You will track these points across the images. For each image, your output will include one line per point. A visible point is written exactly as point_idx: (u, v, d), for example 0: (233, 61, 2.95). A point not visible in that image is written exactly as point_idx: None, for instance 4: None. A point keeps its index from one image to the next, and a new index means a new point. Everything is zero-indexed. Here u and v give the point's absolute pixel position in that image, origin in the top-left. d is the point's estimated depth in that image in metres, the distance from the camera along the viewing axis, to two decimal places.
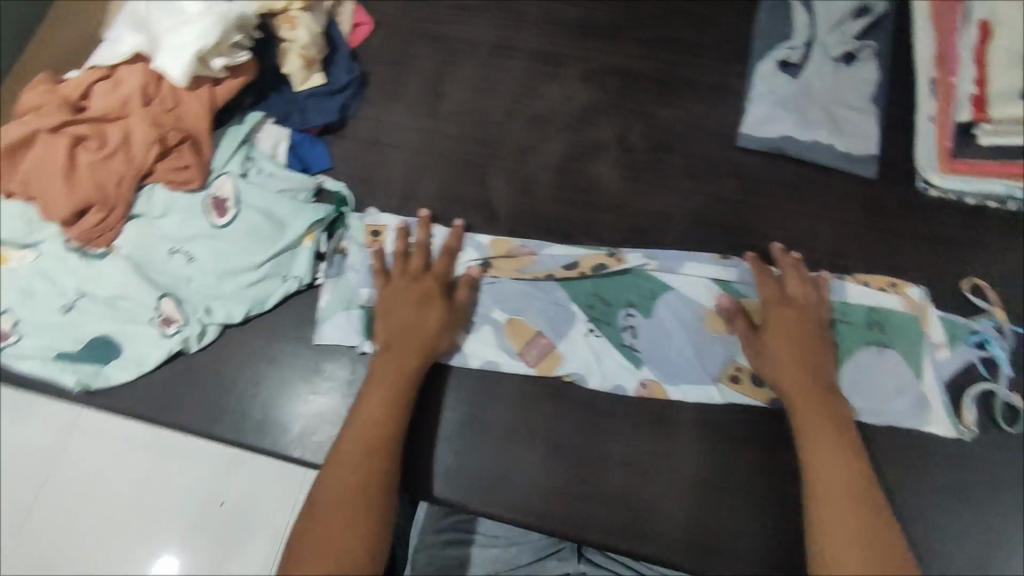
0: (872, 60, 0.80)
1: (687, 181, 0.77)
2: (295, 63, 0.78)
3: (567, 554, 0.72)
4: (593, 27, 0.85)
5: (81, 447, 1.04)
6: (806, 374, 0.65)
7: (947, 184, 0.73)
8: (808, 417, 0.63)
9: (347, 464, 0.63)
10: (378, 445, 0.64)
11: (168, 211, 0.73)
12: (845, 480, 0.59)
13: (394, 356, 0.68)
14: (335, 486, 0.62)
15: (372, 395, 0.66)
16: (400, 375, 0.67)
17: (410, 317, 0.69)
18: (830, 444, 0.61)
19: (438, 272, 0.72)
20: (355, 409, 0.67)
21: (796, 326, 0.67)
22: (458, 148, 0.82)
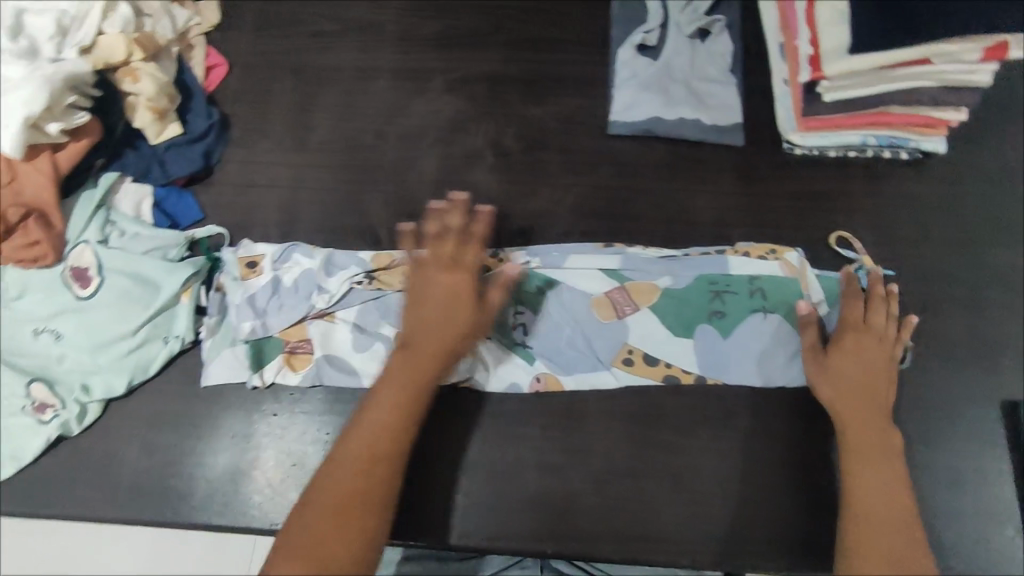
0: (724, 33, 0.85)
1: (566, 176, 0.78)
2: (146, 117, 0.75)
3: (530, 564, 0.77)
4: (455, 37, 0.86)
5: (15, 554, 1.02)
6: (866, 391, 0.64)
7: (807, 141, 0.77)
8: (866, 433, 0.63)
9: (352, 467, 0.59)
10: (387, 452, 0.60)
11: (26, 291, 0.70)
12: (888, 499, 0.60)
13: (403, 357, 0.63)
14: (331, 489, 0.57)
15: (385, 395, 0.62)
16: (419, 377, 0.63)
17: (442, 311, 0.64)
18: (880, 461, 0.61)
19: (472, 264, 0.66)
20: (364, 408, 0.62)
21: (873, 354, 0.66)
22: (333, 176, 0.79)
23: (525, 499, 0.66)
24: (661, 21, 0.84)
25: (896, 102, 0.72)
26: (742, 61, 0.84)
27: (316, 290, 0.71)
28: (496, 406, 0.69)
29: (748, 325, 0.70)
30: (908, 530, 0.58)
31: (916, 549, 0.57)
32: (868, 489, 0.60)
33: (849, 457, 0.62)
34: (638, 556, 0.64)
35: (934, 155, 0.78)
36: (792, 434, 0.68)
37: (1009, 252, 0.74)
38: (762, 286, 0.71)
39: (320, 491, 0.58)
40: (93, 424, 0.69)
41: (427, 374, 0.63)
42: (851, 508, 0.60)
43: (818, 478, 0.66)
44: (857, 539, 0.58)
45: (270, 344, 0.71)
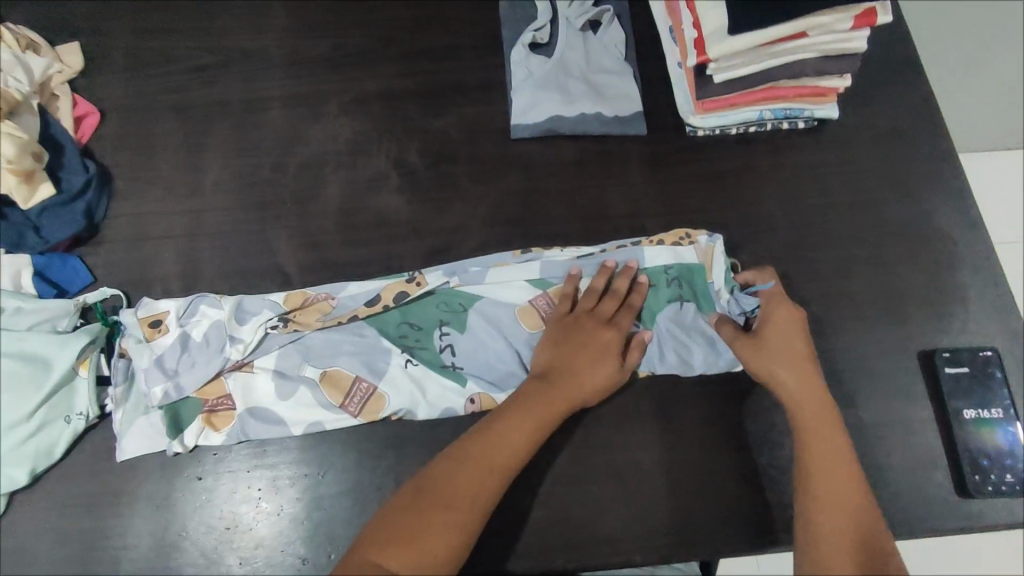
0: (615, 23, 0.84)
1: (475, 187, 0.77)
2: (10, 180, 0.68)
3: None
4: (344, 56, 0.82)
5: None
6: (803, 368, 0.65)
7: (707, 122, 0.78)
8: (809, 413, 0.63)
9: (477, 470, 0.59)
10: (511, 466, 0.60)
11: None
12: (839, 469, 0.60)
13: (570, 376, 0.64)
14: (449, 485, 0.58)
15: (518, 413, 0.62)
16: (548, 410, 0.62)
17: (594, 349, 0.66)
18: (833, 431, 0.62)
19: (619, 323, 0.68)
20: (498, 414, 0.62)
21: (797, 325, 0.68)
22: (231, 217, 0.75)
23: None
24: (550, 17, 0.83)
25: (783, 76, 0.73)
26: (635, 49, 0.85)
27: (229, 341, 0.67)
28: (431, 433, 0.67)
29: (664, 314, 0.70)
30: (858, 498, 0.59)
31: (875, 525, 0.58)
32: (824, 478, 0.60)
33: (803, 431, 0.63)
34: (592, 562, 0.63)
35: (828, 121, 0.80)
36: (727, 415, 0.68)
37: (909, 206, 0.77)
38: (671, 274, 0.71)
39: (435, 486, 0.58)
40: None
41: (557, 410, 0.63)
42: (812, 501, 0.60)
43: (755, 456, 0.67)
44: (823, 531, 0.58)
45: (187, 404, 0.66)
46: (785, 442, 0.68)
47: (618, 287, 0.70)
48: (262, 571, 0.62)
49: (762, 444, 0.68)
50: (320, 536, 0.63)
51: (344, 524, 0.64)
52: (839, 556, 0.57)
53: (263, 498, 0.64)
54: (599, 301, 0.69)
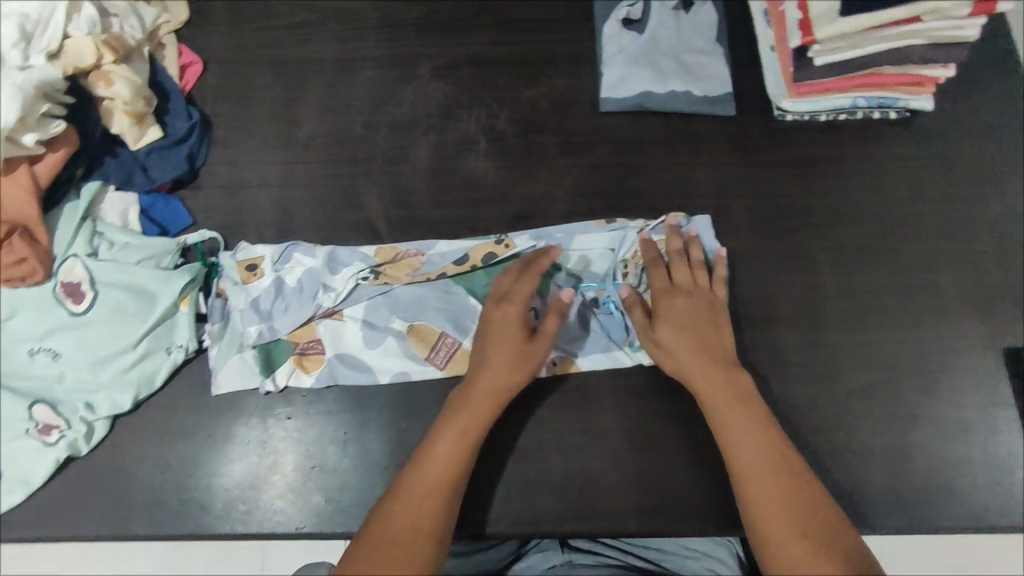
0: (707, 3, 0.84)
1: (562, 158, 0.78)
2: (124, 121, 0.72)
3: (551, 546, 0.73)
4: (438, 21, 0.84)
5: None
6: (705, 353, 0.64)
7: (798, 107, 0.78)
8: (718, 401, 0.62)
9: (417, 504, 0.58)
10: (450, 490, 0.59)
11: (17, 311, 0.67)
12: (765, 454, 0.59)
13: (489, 390, 0.63)
14: (393, 517, 0.57)
15: (442, 443, 0.61)
16: (471, 430, 0.61)
17: (509, 356, 0.64)
18: (746, 417, 0.61)
19: (546, 330, 0.65)
20: (423, 450, 0.61)
21: (700, 309, 0.67)
22: (323, 171, 0.77)
23: (548, 481, 0.66)
24: None
25: (886, 62, 0.73)
26: (727, 29, 0.84)
27: (322, 288, 0.70)
28: None
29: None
30: (789, 480, 0.58)
31: (817, 497, 0.57)
32: (746, 458, 0.60)
33: (716, 420, 0.62)
34: (665, 529, 0.65)
35: (922, 113, 0.79)
36: (804, 397, 0.69)
37: (1001, 204, 0.76)
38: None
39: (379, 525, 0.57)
40: (102, 442, 0.67)
41: (483, 425, 0.62)
42: (748, 497, 0.58)
43: (831, 440, 0.67)
44: (760, 511, 0.57)
45: (279, 346, 0.69)
46: (862, 427, 0.68)
47: (526, 283, 0.66)
48: (348, 510, 0.65)
49: (839, 427, 0.68)
50: None
51: None
52: (792, 549, 0.55)
53: (350, 440, 0.67)
54: (507, 305, 0.65)
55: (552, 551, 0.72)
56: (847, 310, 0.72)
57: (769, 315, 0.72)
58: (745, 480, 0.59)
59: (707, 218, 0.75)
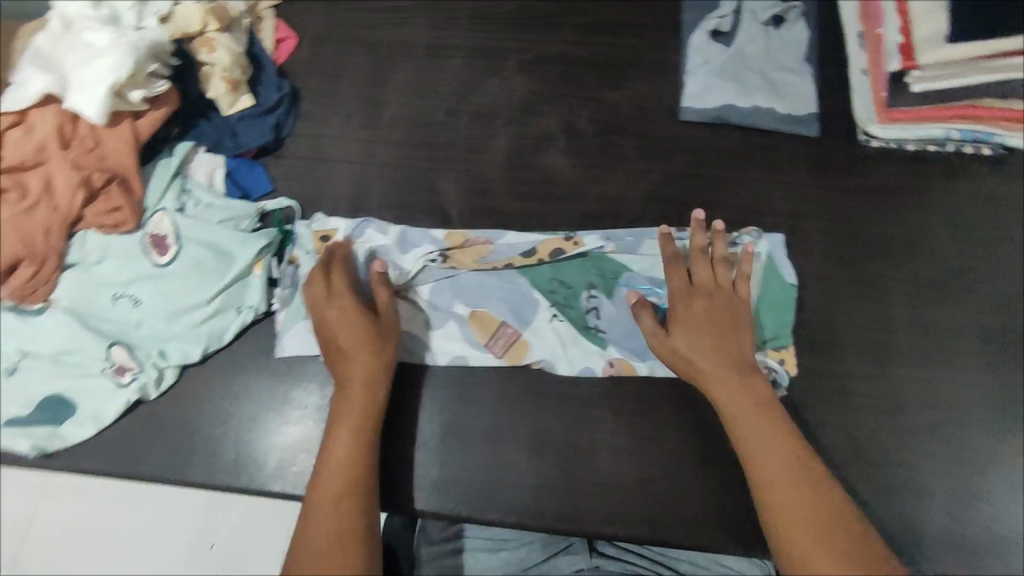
0: (801, 21, 0.83)
1: (638, 162, 0.78)
2: (220, 87, 0.75)
3: (578, 549, 0.71)
4: (528, 17, 0.85)
5: (41, 518, 1.01)
6: (721, 353, 0.62)
7: (886, 134, 0.76)
8: (733, 403, 0.60)
9: (328, 511, 0.56)
10: (358, 482, 0.58)
11: (106, 256, 0.70)
12: (783, 460, 0.56)
13: (364, 381, 0.63)
14: (308, 528, 0.55)
15: (337, 446, 0.60)
16: (360, 425, 0.61)
17: (365, 347, 0.64)
18: (758, 421, 0.59)
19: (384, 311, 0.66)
20: (322, 459, 0.60)
21: (717, 306, 0.65)
22: (402, 153, 0.79)
23: (595, 481, 0.66)
24: (736, 7, 0.83)
25: (988, 96, 0.71)
26: (819, 49, 0.83)
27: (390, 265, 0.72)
28: (568, 386, 0.69)
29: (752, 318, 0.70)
30: (809, 487, 0.55)
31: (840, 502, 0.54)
32: (768, 461, 0.56)
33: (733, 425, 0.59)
34: (712, 545, 0.64)
35: (1018, 151, 0.76)
36: (867, 429, 0.67)
37: None
38: (761, 276, 0.72)
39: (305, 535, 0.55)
40: (169, 389, 0.70)
41: (365, 416, 0.62)
42: (773, 508, 0.54)
43: (890, 476, 0.66)
44: (784, 513, 0.54)
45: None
46: (922, 467, 0.66)
47: (332, 280, 0.67)
48: (396, 485, 0.66)
49: (899, 464, 0.66)
50: (455, 466, 0.66)
51: (477, 457, 0.66)
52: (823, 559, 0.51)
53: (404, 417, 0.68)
54: (338, 298, 0.66)
55: (579, 553, 0.70)
56: (919, 345, 0.70)
57: (837, 341, 0.70)
58: (764, 488, 0.56)
59: (780, 237, 0.74)
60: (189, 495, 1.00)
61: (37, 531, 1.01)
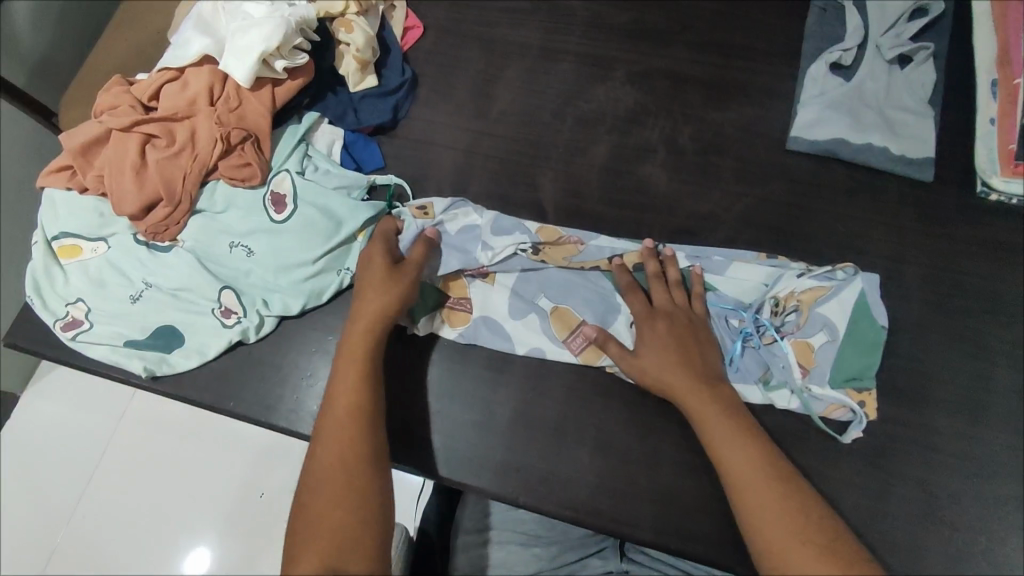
0: (929, 62, 0.81)
1: (736, 185, 0.78)
2: (351, 65, 0.81)
3: (609, 553, 0.74)
4: (643, 31, 0.86)
5: (132, 439, 1.18)
6: (685, 362, 0.65)
7: (1009, 186, 0.74)
8: (705, 409, 0.62)
9: (331, 444, 0.59)
10: (361, 412, 0.61)
11: (229, 207, 0.76)
12: (756, 463, 0.58)
13: (368, 313, 0.66)
14: (315, 461, 0.58)
15: (341, 380, 0.62)
16: (361, 358, 0.64)
17: (374, 284, 0.67)
18: (729, 425, 0.61)
19: (411, 261, 0.70)
20: (322, 412, 0.62)
21: (674, 323, 0.68)
22: (506, 148, 0.82)
23: (654, 491, 0.66)
24: (860, 41, 0.82)
25: None
26: (943, 93, 0.81)
27: (482, 245, 0.74)
28: (639, 394, 0.69)
29: (835, 353, 0.68)
30: (780, 487, 0.56)
31: (812, 501, 0.56)
32: (741, 462, 0.58)
33: (703, 431, 0.61)
34: None
35: None
36: (945, 488, 0.64)
37: None
38: (850, 313, 0.69)
39: (312, 482, 0.57)
40: (265, 337, 0.75)
41: (361, 370, 0.63)
42: (747, 511, 0.56)
43: (965, 544, 0.63)
44: (763, 514, 0.55)
45: (429, 291, 0.73)
46: (1002, 538, 0.63)
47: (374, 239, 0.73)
48: (461, 461, 0.68)
49: (977, 530, 0.63)
50: (519, 452, 0.68)
51: (542, 446, 0.68)
52: (805, 561, 0.52)
53: (477, 397, 0.71)
54: (363, 262, 0.71)
55: (609, 557, 0.74)
56: (1014, 411, 0.67)
57: (925, 394, 0.68)
58: (737, 490, 0.57)
59: (876, 277, 0.71)
60: (253, 445, 1.15)
61: (138, 442, 1.18)
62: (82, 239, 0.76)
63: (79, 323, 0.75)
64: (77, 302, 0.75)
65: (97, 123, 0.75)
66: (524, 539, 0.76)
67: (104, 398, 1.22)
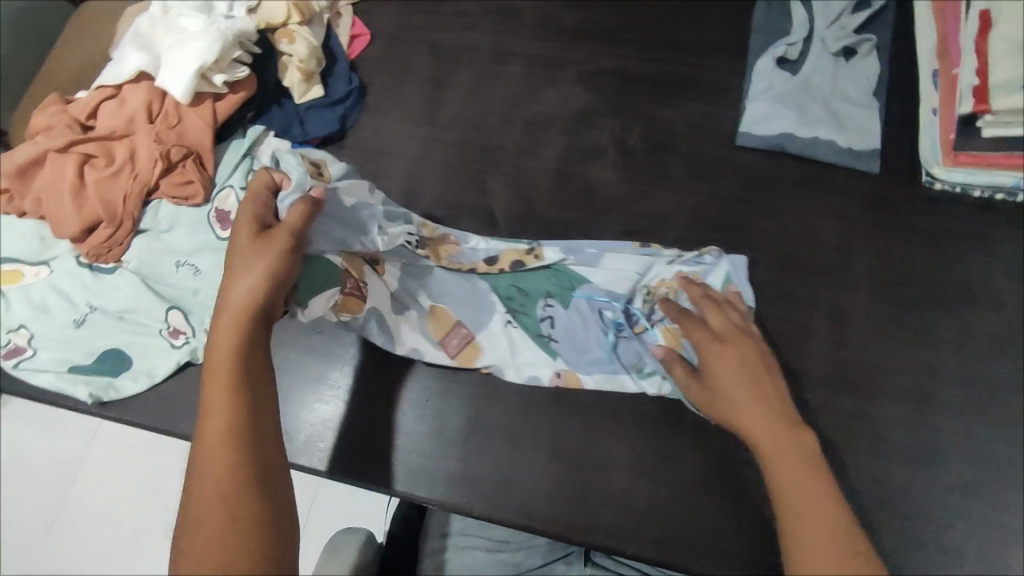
0: (873, 54, 0.81)
1: (686, 182, 0.78)
2: (295, 76, 0.80)
3: (574, 558, 0.68)
4: (592, 30, 0.86)
5: None
6: (752, 392, 0.58)
7: (951, 176, 0.74)
8: (771, 442, 0.55)
9: (208, 457, 0.50)
10: (240, 415, 0.52)
11: (174, 225, 0.75)
12: (822, 505, 0.50)
13: (240, 296, 0.56)
14: (194, 480, 0.49)
15: (214, 383, 0.53)
16: (234, 352, 0.55)
17: (241, 260, 0.58)
18: (794, 461, 0.53)
19: (284, 226, 0.59)
20: (196, 437, 0.51)
21: (736, 350, 0.61)
22: (456, 154, 0.81)
23: (610, 494, 0.66)
24: (805, 36, 0.82)
25: None
26: (888, 84, 0.81)
27: (378, 226, 0.71)
28: (591, 400, 0.69)
29: None
30: (841, 536, 0.48)
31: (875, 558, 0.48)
32: (803, 504, 0.50)
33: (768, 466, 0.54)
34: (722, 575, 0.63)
35: None
36: (896, 478, 0.65)
37: None
38: None
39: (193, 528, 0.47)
40: None
41: (234, 383, 0.53)
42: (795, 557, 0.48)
43: (918, 532, 0.63)
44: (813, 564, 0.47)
45: (327, 275, 0.68)
46: (954, 524, 0.63)
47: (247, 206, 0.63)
48: (414, 473, 0.67)
49: (930, 519, 0.64)
50: (475, 462, 0.68)
51: (498, 456, 0.68)
52: None
53: (429, 407, 0.70)
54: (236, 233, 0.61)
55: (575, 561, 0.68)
56: (963, 397, 0.68)
57: (876, 384, 0.68)
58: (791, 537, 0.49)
59: (744, 258, 0.72)
60: None
61: None
62: (22, 264, 0.75)
63: (21, 351, 0.73)
64: (19, 329, 0.74)
65: (31, 145, 0.73)
66: (488, 544, 0.69)
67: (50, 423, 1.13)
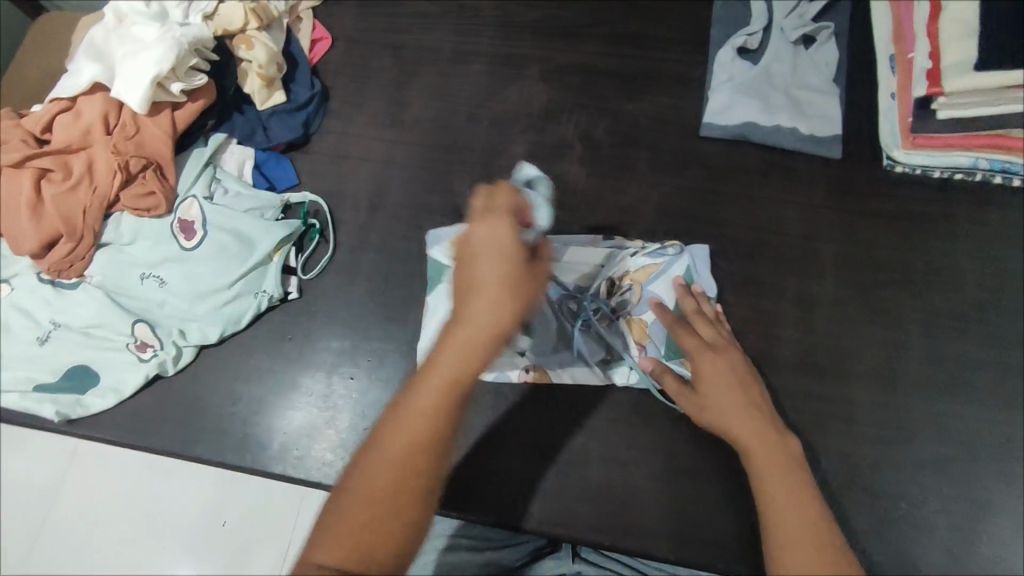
0: (832, 41, 0.82)
1: (652, 175, 0.78)
2: (256, 83, 0.79)
3: (562, 553, 0.67)
4: (554, 27, 0.86)
5: None
6: (748, 398, 0.57)
7: (910, 159, 0.75)
8: (757, 449, 0.54)
9: (399, 468, 0.45)
10: (438, 445, 0.46)
11: (136, 238, 0.74)
12: (806, 510, 0.50)
13: (485, 325, 0.47)
14: (369, 479, 0.45)
15: (428, 390, 0.47)
16: (457, 381, 0.47)
17: (503, 286, 0.47)
18: (787, 470, 0.53)
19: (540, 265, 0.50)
20: (382, 429, 0.46)
21: (727, 360, 0.60)
22: (422, 155, 0.81)
23: (587, 488, 0.66)
24: (765, 24, 0.83)
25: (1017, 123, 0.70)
26: (847, 71, 0.82)
27: None
28: (565, 396, 0.69)
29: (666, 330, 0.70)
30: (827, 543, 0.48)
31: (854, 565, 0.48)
32: (788, 512, 0.50)
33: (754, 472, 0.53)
34: (699, 562, 0.63)
35: None
36: (867, 458, 0.66)
37: None
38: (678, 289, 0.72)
39: (357, 513, 0.44)
40: (184, 369, 0.72)
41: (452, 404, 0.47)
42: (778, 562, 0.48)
43: (890, 511, 0.64)
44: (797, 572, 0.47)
45: None
46: (925, 501, 0.64)
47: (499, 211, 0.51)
48: None
49: (902, 497, 0.64)
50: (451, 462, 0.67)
51: (471, 456, 0.67)
52: None
53: None
54: (487, 237, 0.49)
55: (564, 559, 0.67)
56: (929, 376, 0.69)
57: (845, 367, 0.69)
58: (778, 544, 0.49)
59: (704, 249, 0.73)
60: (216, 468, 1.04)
61: None
62: None
63: None
64: None
65: None
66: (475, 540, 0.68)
67: (33, 442, 1.10)
